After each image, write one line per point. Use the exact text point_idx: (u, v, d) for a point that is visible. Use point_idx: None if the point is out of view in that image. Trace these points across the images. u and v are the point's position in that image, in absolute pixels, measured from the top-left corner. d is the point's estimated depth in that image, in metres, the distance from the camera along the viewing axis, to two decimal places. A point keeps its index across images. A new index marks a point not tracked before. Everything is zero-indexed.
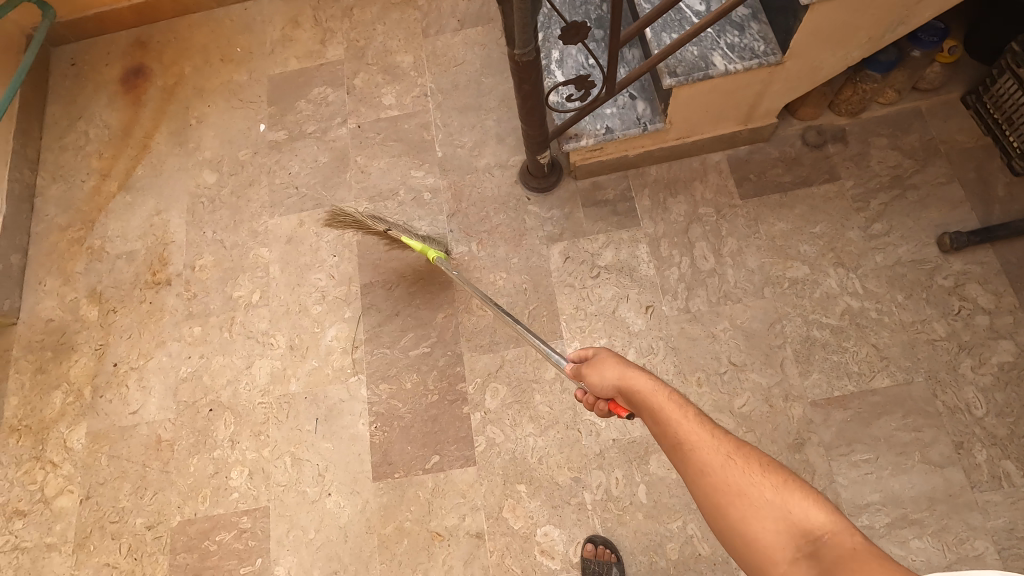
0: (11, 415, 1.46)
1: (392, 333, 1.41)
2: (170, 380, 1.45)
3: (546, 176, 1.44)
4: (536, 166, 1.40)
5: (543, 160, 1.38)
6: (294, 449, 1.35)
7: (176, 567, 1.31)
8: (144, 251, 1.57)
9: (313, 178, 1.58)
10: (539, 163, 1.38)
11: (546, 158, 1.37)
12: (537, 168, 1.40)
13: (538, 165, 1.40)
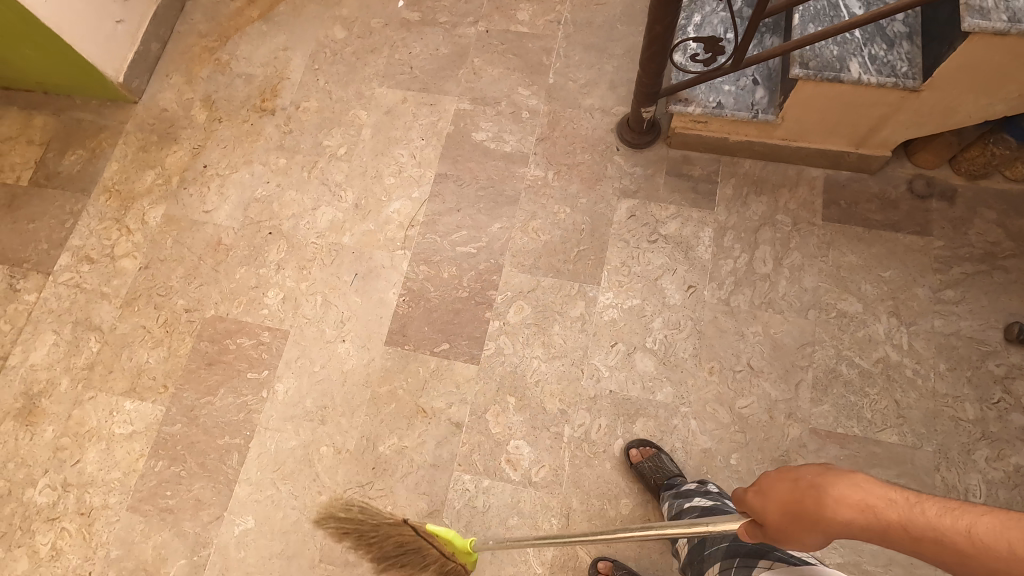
0: (108, 176, 1.63)
1: (448, 226, 1.47)
2: (245, 195, 1.56)
3: (642, 134, 1.45)
4: (637, 121, 1.41)
5: (646, 116, 1.39)
6: (328, 292, 1.44)
7: (196, 352, 1.43)
8: (261, 78, 1.68)
9: (429, 64, 1.64)
10: (641, 118, 1.40)
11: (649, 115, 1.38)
12: (637, 122, 1.42)
13: (639, 120, 1.41)
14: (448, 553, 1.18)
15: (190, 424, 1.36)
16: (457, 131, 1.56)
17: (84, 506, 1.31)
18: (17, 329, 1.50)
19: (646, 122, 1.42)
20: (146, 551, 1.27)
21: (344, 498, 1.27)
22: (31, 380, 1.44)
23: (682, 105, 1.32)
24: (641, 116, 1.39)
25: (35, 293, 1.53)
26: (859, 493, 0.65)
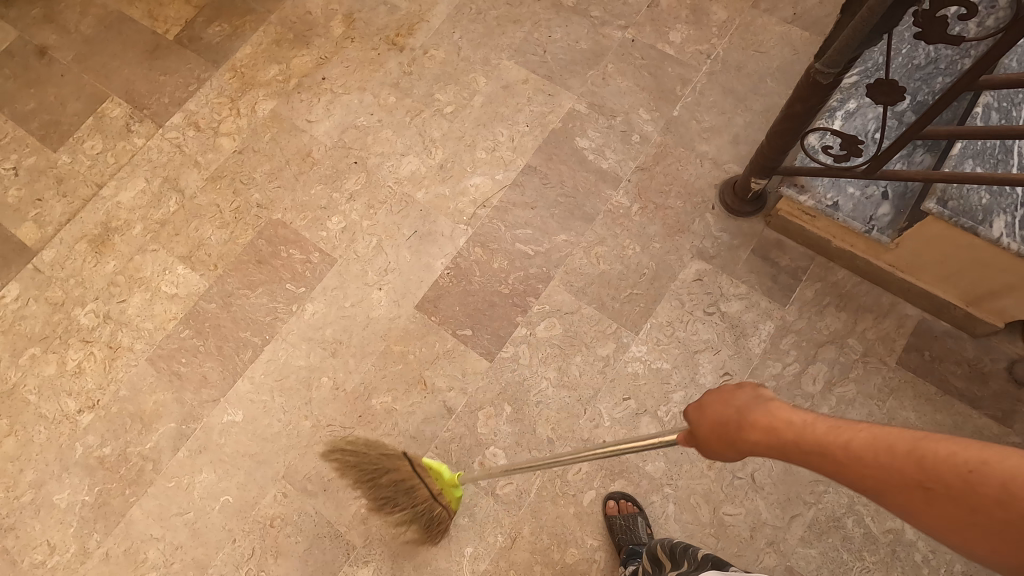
0: (240, 58, 1.72)
1: (517, 219, 1.46)
2: (347, 118, 1.61)
3: (741, 203, 1.37)
4: (743, 188, 1.33)
5: (754, 187, 1.31)
6: (384, 238, 1.48)
7: (252, 246, 1.51)
8: (403, 12, 1.70)
9: (563, 53, 1.61)
10: (747, 187, 1.31)
11: (757, 187, 1.30)
12: (741, 189, 1.34)
13: (745, 188, 1.33)
14: None
15: (223, 307, 1.46)
16: (562, 130, 1.53)
17: (115, 341, 1.45)
18: (118, 165, 1.64)
19: (751, 193, 1.33)
20: (147, 402, 1.39)
21: (323, 431, 1.33)
22: (114, 215, 1.58)
23: (794, 191, 1.24)
24: (748, 185, 1.31)
25: (143, 139, 1.67)
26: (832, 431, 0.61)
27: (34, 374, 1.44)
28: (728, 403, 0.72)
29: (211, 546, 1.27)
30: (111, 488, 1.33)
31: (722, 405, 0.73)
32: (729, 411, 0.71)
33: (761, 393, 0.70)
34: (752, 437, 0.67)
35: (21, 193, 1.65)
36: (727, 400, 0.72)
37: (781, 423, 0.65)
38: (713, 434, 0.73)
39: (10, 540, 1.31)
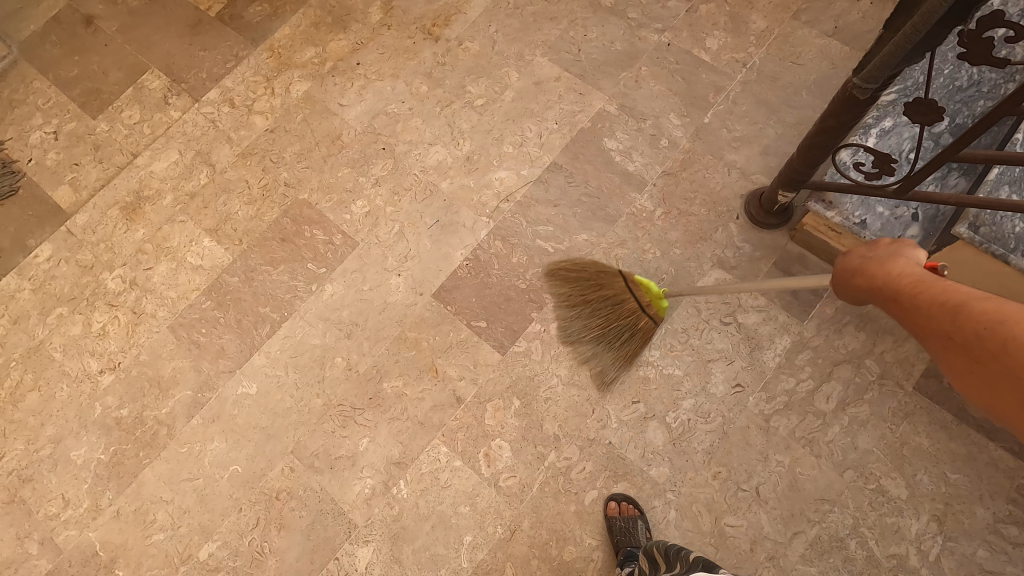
0: (279, 38, 1.75)
1: (539, 215, 1.46)
2: (379, 104, 1.63)
3: (766, 215, 1.36)
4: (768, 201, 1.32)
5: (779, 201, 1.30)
6: (406, 225, 1.49)
7: (277, 223, 1.54)
8: (441, 3, 1.72)
9: (597, 53, 1.60)
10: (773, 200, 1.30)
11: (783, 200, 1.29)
12: (766, 201, 1.33)
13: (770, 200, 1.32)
14: (644, 303, 1.27)
15: (245, 281, 1.49)
16: (590, 129, 1.53)
17: (139, 307, 1.49)
18: (154, 136, 1.69)
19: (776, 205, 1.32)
20: (165, 368, 1.43)
21: (333, 411, 1.35)
22: (146, 184, 1.62)
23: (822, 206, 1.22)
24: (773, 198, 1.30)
25: (179, 112, 1.71)
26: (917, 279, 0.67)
27: (60, 332, 1.49)
28: (878, 261, 0.75)
29: (218, 513, 1.30)
30: (126, 448, 1.37)
31: (859, 263, 0.76)
32: (869, 259, 0.76)
33: (899, 253, 0.75)
34: (860, 284, 0.74)
35: (60, 157, 1.70)
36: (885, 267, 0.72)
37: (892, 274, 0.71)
38: (857, 282, 0.76)
39: (27, 491, 1.36)
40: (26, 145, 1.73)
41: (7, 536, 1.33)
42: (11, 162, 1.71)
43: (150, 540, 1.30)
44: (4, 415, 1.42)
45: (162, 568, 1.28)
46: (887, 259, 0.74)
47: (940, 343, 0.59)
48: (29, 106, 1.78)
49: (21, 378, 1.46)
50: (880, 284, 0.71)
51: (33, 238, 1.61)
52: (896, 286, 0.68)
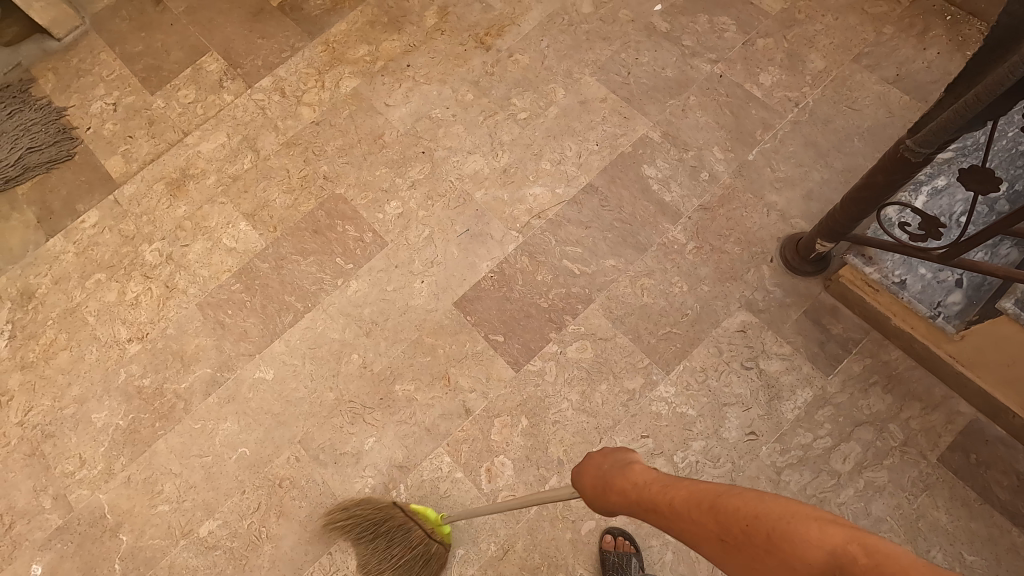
0: (335, 33, 1.79)
1: (569, 235, 1.46)
2: (424, 107, 1.65)
3: (802, 262, 1.32)
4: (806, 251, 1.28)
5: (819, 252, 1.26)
6: (436, 230, 1.50)
7: (311, 214, 1.57)
8: (496, 13, 1.73)
9: (646, 78, 1.59)
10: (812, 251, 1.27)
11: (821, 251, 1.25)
12: (806, 250, 1.29)
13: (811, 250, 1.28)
14: None
15: (274, 268, 1.52)
16: (630, 154, 1.52)
17: (172, 281, 1.54)
18: (206, 117, 1.74)
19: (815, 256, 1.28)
20: (189, 344, 1.47)
21: (343, 406, 1.37)
22: (192, 163, 1.67)
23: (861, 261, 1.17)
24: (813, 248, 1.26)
25: (232, 96, 1.76)
26: (642, 475, 0.64)
27: (96, 297, 1.55)
28: (619, 469, 0.68)
29: (222, 492, 1.33)
30: (143, 417, 1.41)
31: (599, 460, 0.72)
32: (604, 471, 0.70)
33: (629, 459, 0.69)
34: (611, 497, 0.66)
35: (116, 128, 1.78)
36: (602, 458, 0.72)
37: (634, 482, 0.64)
38: (592, 487, 0.71)
39: (47, 446, 1.41)
40: (86, 114, 1.81)
41: (24, 487, 1.38)
42: (71, 129, 1.79)
43: (154, 509, 1.33)
44: (36, 371, 1.49)
45: (162, 539, 1.31)
46: (621, 468, 0.68)
47: (717, 544, 0.50)
48: (94, 76, 1.86)
49: (55, 336, 1.52)
50: (633, 489, 0.63)
51: (82, 203, 1.68)
52: (652, 495, 0.59)
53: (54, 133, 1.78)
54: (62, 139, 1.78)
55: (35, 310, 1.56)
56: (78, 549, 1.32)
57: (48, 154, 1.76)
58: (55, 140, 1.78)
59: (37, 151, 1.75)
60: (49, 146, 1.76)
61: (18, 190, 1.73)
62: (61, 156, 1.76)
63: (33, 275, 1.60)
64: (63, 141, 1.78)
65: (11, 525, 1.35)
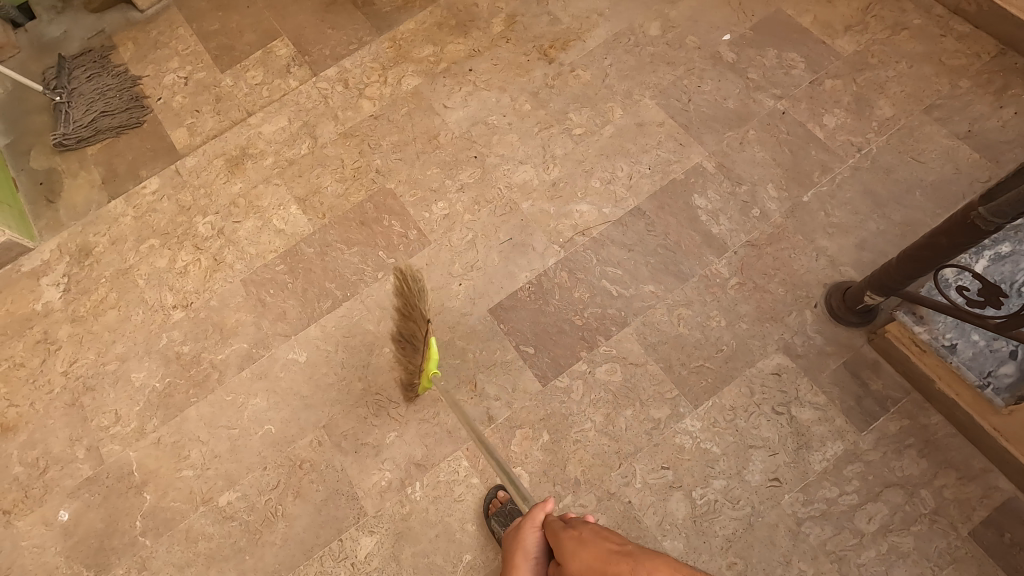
0: (403, 31, 1.82)
1: (610, 256, 1.45)
2: (481, 113, 1.67)
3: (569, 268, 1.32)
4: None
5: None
6: (479, 235, 1.52)
7: (361, 206, 1.60)
8: (563, 26, 1.74)
9: (706, 107, 1.58)
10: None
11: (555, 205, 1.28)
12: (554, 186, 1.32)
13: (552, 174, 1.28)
14: None
15: (318, 254, 1.56)
16: (681, 182, 1.51)
17: (220, 255, 1.59)
18: (270, 100, 1.79)
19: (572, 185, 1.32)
20: (230, 318, 1.51)
21: (369, 397, 1.39)
22: (253, 143, 1.73)
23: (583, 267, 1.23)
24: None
25: (297, 82, 1.81)
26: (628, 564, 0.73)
27: (148, 262, 1.61)
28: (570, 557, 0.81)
29: (244, 465, 1.37)
30: (178, 382, 1.46)
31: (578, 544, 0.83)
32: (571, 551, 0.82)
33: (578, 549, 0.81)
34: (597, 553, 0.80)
35: (184, 101, 1.85)
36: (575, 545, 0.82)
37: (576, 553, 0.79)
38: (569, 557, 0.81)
39: (87, 399, 1.47)
40: (159, 84, 1.89)
41: (61, 434, 1.44)
42: (143, 97, 1.87)
43: (179, 473, 1.38)
44: (85, 325, 1.55)
45: (183, 503, 1.35)
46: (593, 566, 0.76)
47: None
48: (170, 50, 1.94)
49: (106, 295, 1.59)
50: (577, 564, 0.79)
51: (144, 170, 1.76)
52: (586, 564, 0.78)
53: (127, 100, 1.86)
54: (132, 106, 1.85)
55: (90, 267, 1.63)
56: (104, 501, 1.37)
57: (118, 119, 1.84)
58: (126, 106, 1.86)
59: (109, 116, 1.84)
60: (120, 112, 1.85)
61: (88, 150, 1.82)
62: (129, 122, 1.83)
63: (92, 233, 1.67)
64: (134, 109, 1.85)
65: (44, 469, 1.41)
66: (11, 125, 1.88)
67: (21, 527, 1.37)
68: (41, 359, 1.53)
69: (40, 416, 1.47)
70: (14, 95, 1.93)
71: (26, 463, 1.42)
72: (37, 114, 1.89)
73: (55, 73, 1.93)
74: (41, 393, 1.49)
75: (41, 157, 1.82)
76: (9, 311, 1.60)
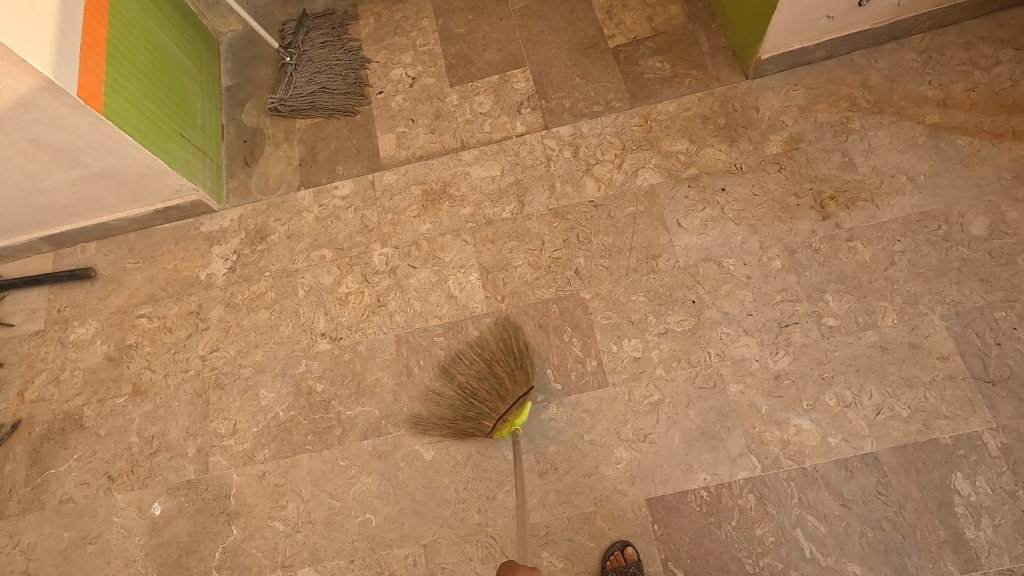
0: (661, 109, 1.56)
1: (818, 503, 1.16)
2: (718, 248, 1.39)
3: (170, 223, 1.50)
4: (503, 420, 1.25)
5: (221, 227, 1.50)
6: (666, 402, 1.27)
7: (546, 305, 1.40)
8: (857, 177, 1.40)
9: (1016, 361, 1.20)
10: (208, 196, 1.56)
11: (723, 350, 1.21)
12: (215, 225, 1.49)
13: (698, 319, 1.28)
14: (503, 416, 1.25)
15: (482, 342, 1.39)
16: (945, 448, 1.16)
17: (384, 297, 1.47)
18: (491, 138, 1.61)
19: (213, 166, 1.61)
20: (372, 373, 1.39)
21: (481, 536, 1.23)
22: (459, 182, 1.56)
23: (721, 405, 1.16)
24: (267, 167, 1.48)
25: (525, 128, 1.61)
26: None
27: (315, 273, 1.52)
28: None
29: (334, 546, 1.27)
30: (301, 422, 1.38)
31: None
32: None
33: None
34: None
35: (403, 105, 1.71)
36: None
37: None
38: None
39: (214, 396, 1.43)
40: (385, 75, 1.76)
41: (181, 422, 1.41)
42: (366, 85, 1.76)
43: (270, 521, 1.30)
44: (237, 316, 1.50)
45: (265, 557, 1.28)
46: None
47: None
48: (408, 40, 1.80)
49: (265, 291, 1.52)
50: None
51: (342, 167, 1.65)
52: None
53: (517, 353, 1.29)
54: (508, 365, 1.28)
55: (261, 254, 1.56)
56: (195, 514, 1.33)
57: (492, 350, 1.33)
58: (503, 360, 1.30)
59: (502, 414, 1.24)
60: (499, 337, 1.35)
61: (298, 124, 1.74)
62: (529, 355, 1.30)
63: (273, 218, 1.60)
64: (515, 368, 1.27)
65: (155, 451, 1.39)
66: (238, 67, 1.85)
67: (118, 501, 1.36)
68: (188, 332, 1.50)
69: (168, 393, 1.45)
70: (250, 37, 1.89)
71: (141, 437, 1.41)
72: (265, 66, 1.84)
73: (294, 27, 1.85)
74: (176, 368, 1.47)
75: (253, 112, 1.78)
76: (177, 268, 1.58)
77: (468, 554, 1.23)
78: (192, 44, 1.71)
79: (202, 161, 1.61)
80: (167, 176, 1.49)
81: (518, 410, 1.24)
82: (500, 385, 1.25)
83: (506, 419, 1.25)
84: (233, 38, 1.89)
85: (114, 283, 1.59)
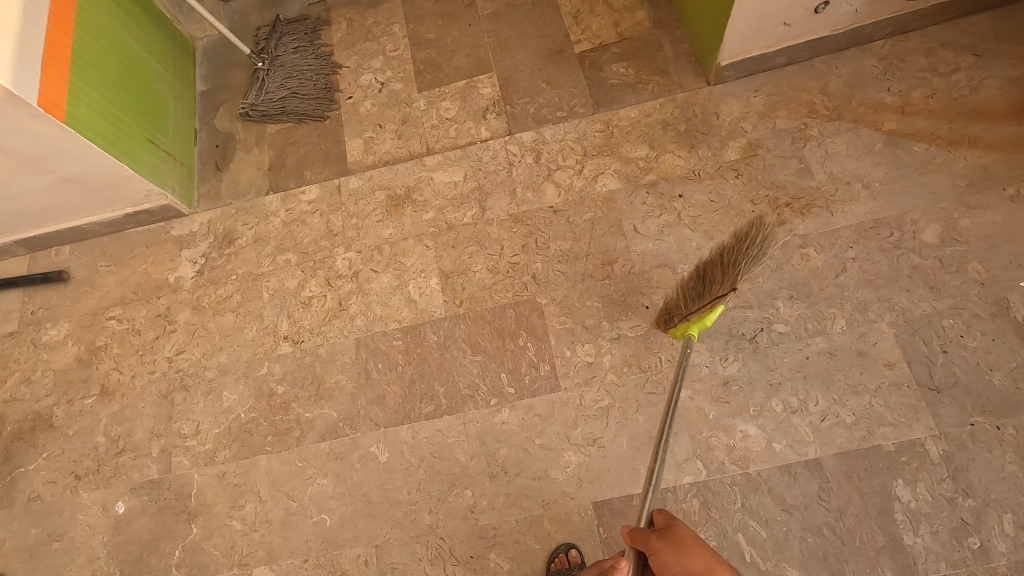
0: (623, 115, 1.57)
1: (760, 508, 1.18)
2: (673, 253, 1.40)
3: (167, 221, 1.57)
4: (688, 319, 1.23)
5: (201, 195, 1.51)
6: (616, 406, 1.29)
7: (503, 309, 1.42)
8: (813, 184, 1.41)
9: (961, 369, 1.21)
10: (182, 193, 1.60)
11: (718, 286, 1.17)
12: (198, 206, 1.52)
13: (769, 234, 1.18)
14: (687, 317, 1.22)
15: (440, 346, 1.41)
16: (888, 455, 1.17)
17: (346, 301, 1.49)
18: (456, 143, 1.63)
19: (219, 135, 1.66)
20: (331, 376, 1.42)
21: (432, 537, 1.26)
22: (422, 187, 1.58)
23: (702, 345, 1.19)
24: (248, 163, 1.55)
25: (489, 133, 1.63)
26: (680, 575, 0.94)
27: (280, 277, 1.55)
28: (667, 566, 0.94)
29: (289, 545, 1.30)
30: (261, 423, 1.40)
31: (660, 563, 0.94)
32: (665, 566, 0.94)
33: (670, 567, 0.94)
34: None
35: (372, 111, 1.73)
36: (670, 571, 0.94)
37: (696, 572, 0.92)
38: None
39: (179, 397, 1.46)
40: (355, 81, 1.78)
41: (146, 422, 1.45)
42: (336, 91, 1.78)
43: (228, 521, 1.33)
44: (203, 319, 1.53)
45: (223, 555, 1.31)
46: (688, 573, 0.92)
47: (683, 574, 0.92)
48: (379, 45, 1.82)
49: (231, 294, 1.55)
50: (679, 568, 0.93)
51: (310, 172, 1.67)
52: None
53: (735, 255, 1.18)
54: (719, 265, 1.19)
55: (228, 257, 1.59)
56: (157, 513, 1.36)
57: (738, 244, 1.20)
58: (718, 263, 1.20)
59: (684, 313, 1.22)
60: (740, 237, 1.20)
61: (268, 129, 1.77)
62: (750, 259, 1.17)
63: (241, 222, 1.63)
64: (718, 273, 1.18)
65: (120, 451, 1.43)
66: (211, 72, 1.88)
67: (83, 499, 1.40)
68: (155, 335, 1.54)
69: (135, 394, 1.48)
70: (225, 43, 1.92)
71: (107, 437, 1.45)
72: (238, 71, 1.87)
73: (266, 32, 1.88)
74: (143, 370, 1.50)
75: (225, 117, 1.80)
76: (146, 271, 1.61)
77: (418, 554, 1.25)
78: (165, 50, 1.74)
79: (172, 166, 1.64)
80: (135, 181, 1.52)
81: (703, 313, 1.19)
82: (706, 286, 1.20)
83: (694, 319, 1.22)
84: (208, 44, 1.92)
85: (86, 285, 1.62)
